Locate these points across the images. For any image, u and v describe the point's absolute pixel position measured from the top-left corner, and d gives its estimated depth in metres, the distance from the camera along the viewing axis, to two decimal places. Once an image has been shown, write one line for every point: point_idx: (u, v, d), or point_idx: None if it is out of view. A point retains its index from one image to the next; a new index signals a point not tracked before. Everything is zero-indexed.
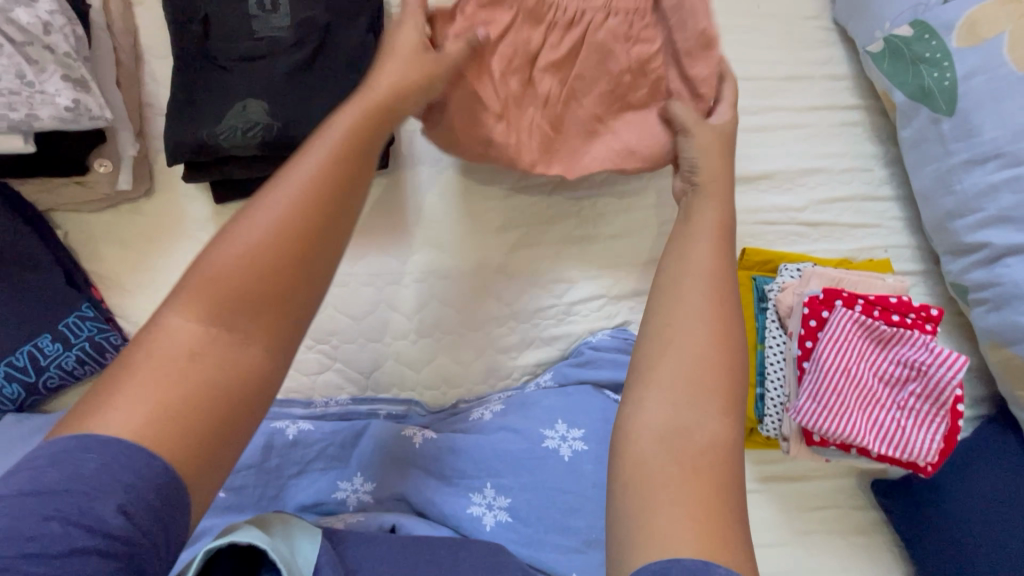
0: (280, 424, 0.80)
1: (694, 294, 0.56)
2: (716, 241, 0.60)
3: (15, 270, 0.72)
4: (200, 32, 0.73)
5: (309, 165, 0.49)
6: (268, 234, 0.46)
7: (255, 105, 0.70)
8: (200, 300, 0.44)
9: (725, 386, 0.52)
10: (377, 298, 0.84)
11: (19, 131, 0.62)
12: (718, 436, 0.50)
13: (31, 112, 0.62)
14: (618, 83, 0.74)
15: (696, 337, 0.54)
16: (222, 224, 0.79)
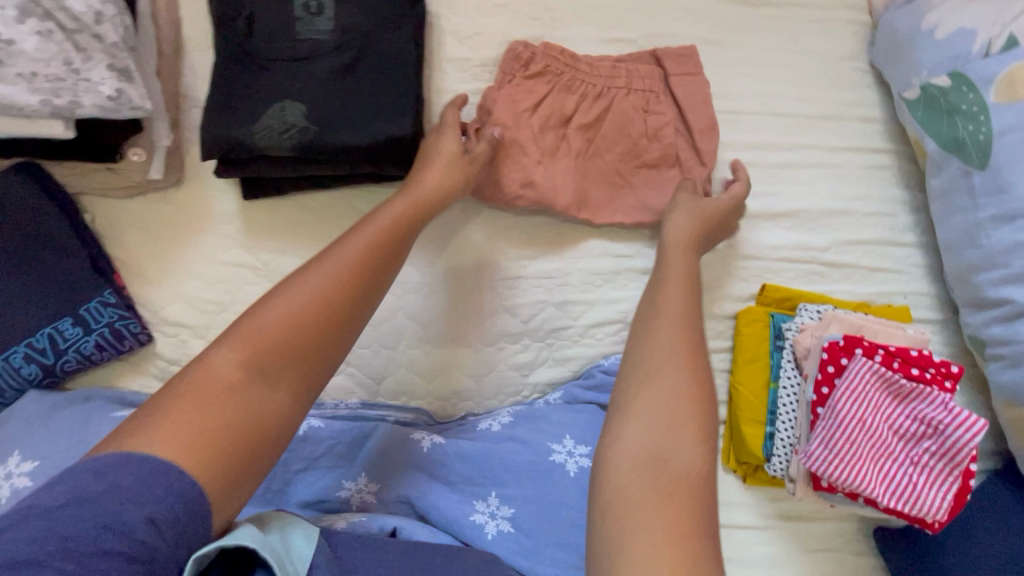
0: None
1: (669, 342, 0.60)
2: (684, 292, 0.65)
3: (43, 252, 0.73)
4: (244, 30, 0.74)
5: (355, 243, 0.59)
6: (314, 293, 0.54)
7: (293, 107, 0.71)
8: (247, 343, 0.50)
9: (696, 423, 0.55)
10: (394, 305, 0.85)
11: (61, 117, 0.63)
12: (688, 468, 0.52)
13: (75, 99, 0.62)
14: (635, 143, 0.84)
15: (670, 379, 0.57)
16: (248, 220, 0.79)
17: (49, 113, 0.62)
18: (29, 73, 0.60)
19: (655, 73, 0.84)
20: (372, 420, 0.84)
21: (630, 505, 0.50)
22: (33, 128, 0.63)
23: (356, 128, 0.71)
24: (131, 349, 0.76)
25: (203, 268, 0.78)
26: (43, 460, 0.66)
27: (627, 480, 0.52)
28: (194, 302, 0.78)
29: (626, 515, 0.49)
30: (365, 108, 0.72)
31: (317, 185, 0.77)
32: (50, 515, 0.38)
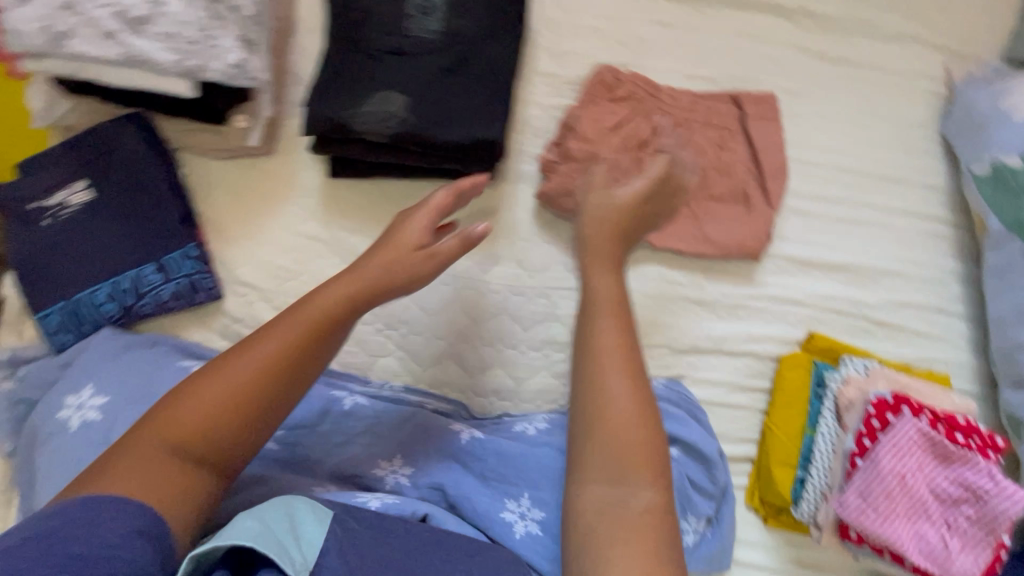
0: (339, 394, 0.85)
1: (607, 386, 0.61)
2: (624, 320, 0.64)
3: (140, 199, 0.77)
4: (357, 21, 0.78)
5: (283, 337, 0.58)
6: (239, 382, 0.55)
7: (395, 98, 0.75)
8: (168, 424, 0.54)
9: (639, 472, 0.58)
10: (452, 298, 0.88)
11: (188, 78, 0.67)
12: (643, 511, 0.56)
13: (204, 63, 0.66)
14: (707, 175, 0.85)
15: (621, 426, 0.59)
16: (328, 197, 0.83)
17: (173, 73, 0.66)
18: (170, 34, 0.65)
19: (733, 112, 0.87)
20: (414, 403, 0.86)
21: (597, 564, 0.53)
22: (160, 85, 0.67)
23: (451, 125, 0.75)
24: (203, 302, 0.79)
25: (281, 235, 0.82)
26: (112, 396, 0.70)
27: (594, 537, 0.55)
28: (267, 267, 0.81)
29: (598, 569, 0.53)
30: (461, 108, 0.76)
31: (400, 175, 0.81)
32: (16, 549, 0.43)
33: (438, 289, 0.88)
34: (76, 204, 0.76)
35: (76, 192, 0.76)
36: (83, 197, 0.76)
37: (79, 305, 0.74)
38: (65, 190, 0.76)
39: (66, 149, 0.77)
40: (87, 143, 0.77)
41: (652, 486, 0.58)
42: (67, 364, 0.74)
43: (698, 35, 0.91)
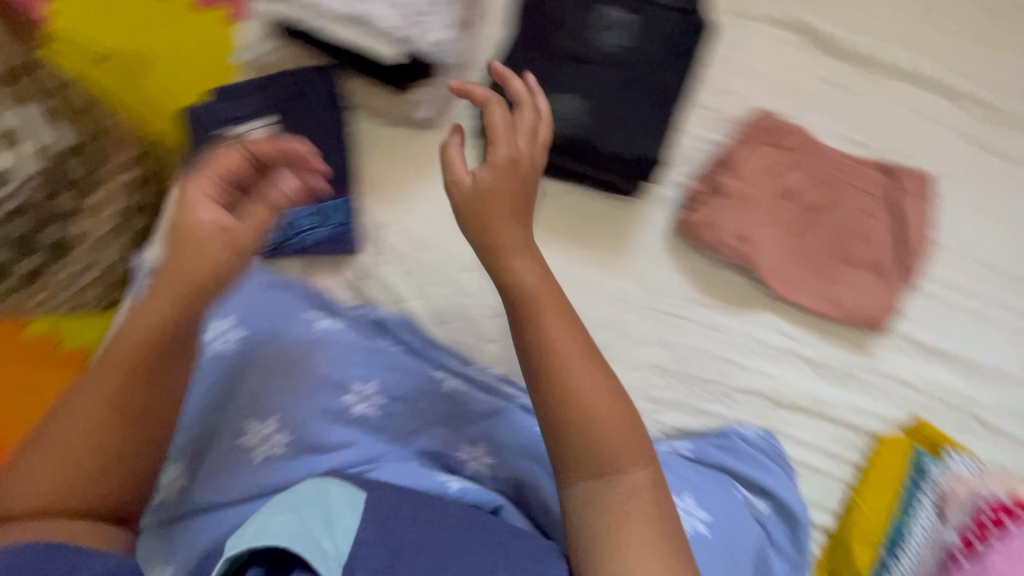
0: (437, 374, 0.83)
1: (566, 371, 0.60)
2: (524, 246, 0.64)
3: (314, 146, 0.83)
4: (548, 21, 0.82)
5: (98, 394, 0.58)
6: (91, 424, 0.58)
7: (571, 103, 0.78)
8: (54, 477, 0.56)
9: (632, 451, 0.60)
10: (566, 300, 0.87)
11: (397, 45, 0.72)
12: (648, 484, 0.59)
13: (414, 34, 0.72)
14: (847, 239, 0.85)
15: (601, 416, 0.59)
16: (477, 179, 0.87)
17: (386, 40, 0.72)
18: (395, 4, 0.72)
19: (885, 183, 0.87)
20: (504, 399, 0.82)
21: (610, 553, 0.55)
22: (370, 45, 0.72)
23: (619, 137, 0.77)
24: (342, 253, 0.86)
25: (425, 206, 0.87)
26: (254, 329, 0.82)
27: (600, 534, 0.57)
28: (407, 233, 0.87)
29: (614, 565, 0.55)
30: (633, 122, 0.77)
31: (543, 174, 0.88)
32: None
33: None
34: (259, 138, 0.83)
35: (258, 127, 0.84)
36: (266, 133, 0.83)
37: None
38: (248, 123, 0.84)
39: (259, 86, 0.85)
40: (280, 84, 0.85)
41: (641, 450, 0.60)
42: (224, 289, 0.84)
43: (861, 101, 0.92)
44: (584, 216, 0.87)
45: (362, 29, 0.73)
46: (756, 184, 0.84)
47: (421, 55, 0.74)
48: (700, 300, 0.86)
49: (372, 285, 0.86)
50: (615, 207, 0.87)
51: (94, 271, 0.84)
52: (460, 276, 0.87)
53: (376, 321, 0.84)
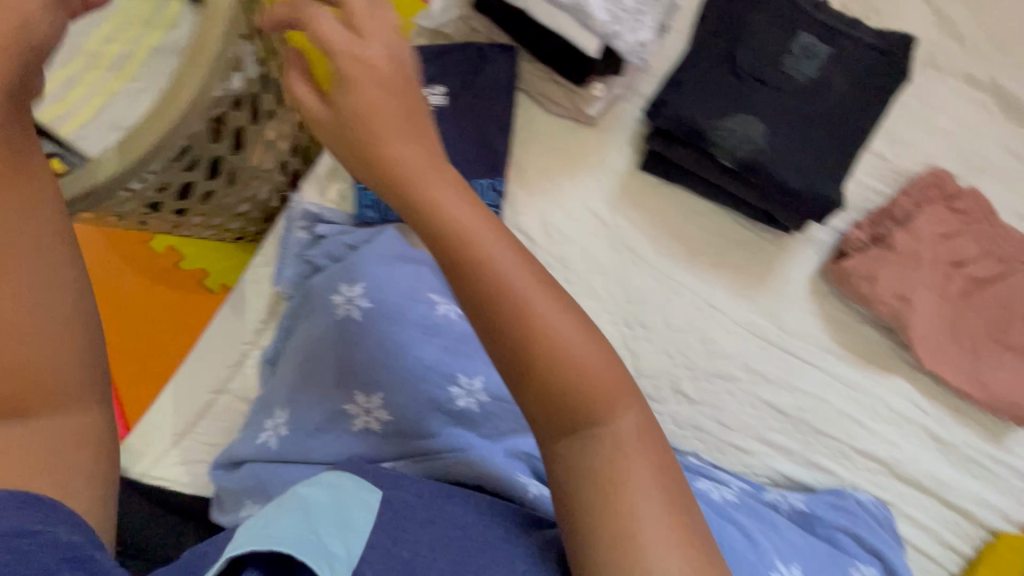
0: None
1: (517, 299, 0.44)
2: (437, 157, 0.46)
3: (479, 121, 0.83)
4: (741, 40, 0.80)
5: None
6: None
7: (755, 124, 0.75)
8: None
9: (606, 397, 0.45)
10: (694, 322, 0.84)
11: (601, 39, 0.69)
12: (642, 422, 0.46)
13: (621, 31, 0.69)
14: (1010, 323, 0.80)
15: (569, 365, 0.44)
16: (627, 184, 0.86)
17: (594, 30, 0.68)
18: None
19: None
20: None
21: (612, 543, 0.42)
22: (573, 34, 0.69)
23: (797, 170, 0.74)
24: None
25: (571, 202, 0.86)
26: (377, 300, 0.79)
27: (591, 523, 0.43)
28: (548, 223, 0.86)
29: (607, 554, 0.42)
30: (812, 159, 0.75)
31: (694, 193, 0.85)
32: None
33: (683, 308, 0.84)
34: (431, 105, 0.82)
35: (434, 93, 0.82)
36: (440, 101, 0.82)
37: None
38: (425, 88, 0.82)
39: (434, 52, 0.82)
40: (460, 54, 0.82)
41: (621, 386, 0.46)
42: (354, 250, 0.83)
43: None
44: (727, 242, 0.85)
45: (567, 13, 0.68)
46: (925, 245, 0.79)
47: (619, 52, 0.71)
48: (834, 351, 0.82)
49: None
50: (761, 240, 0.85)
51: (242, 204, 0.84)
52: (590, 276, 0.85)
53: None
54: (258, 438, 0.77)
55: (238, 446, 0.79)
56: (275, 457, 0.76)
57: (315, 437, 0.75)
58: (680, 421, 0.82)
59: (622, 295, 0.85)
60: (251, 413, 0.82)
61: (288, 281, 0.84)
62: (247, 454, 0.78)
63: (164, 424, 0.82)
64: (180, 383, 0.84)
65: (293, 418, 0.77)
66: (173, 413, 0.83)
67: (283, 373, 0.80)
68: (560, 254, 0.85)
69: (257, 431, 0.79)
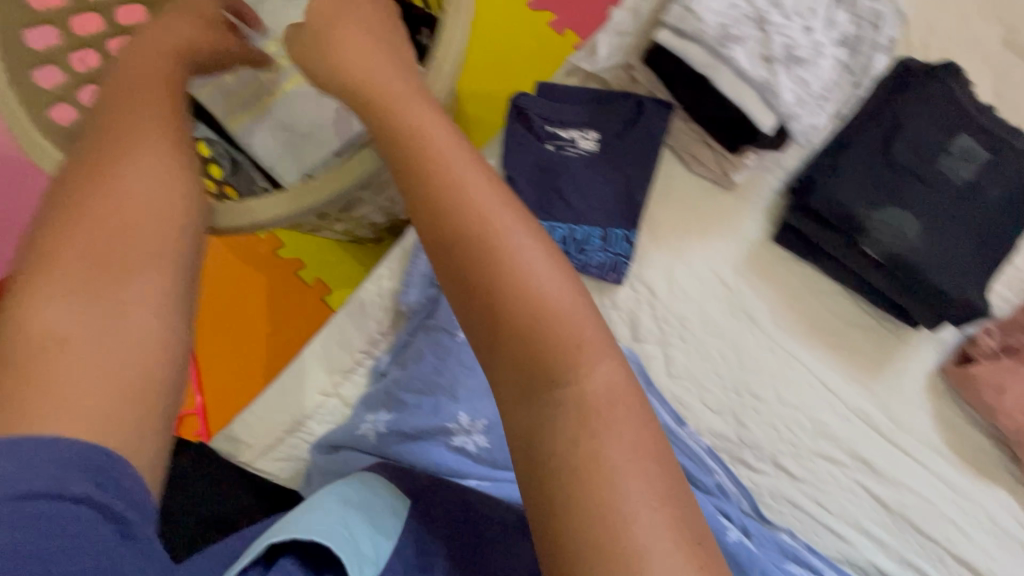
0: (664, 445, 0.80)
1: (507, 245, 0.44)
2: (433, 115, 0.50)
3: (624, 170, 0.83)
4: (903, 130, 0.78)
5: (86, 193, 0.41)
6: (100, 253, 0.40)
7: (907, 221, 0.75)
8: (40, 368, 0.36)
9: (591, 361, 0.42)
10: (806, 401, 0.83)
11: (780, 118, 0.69)
12: (623, 380, 0.42)
13: (801, 114, 0.69)
14: None
15: (536, 307, 0.42)
16: (756, 253, 0.87)
17: (775, 108, 0.68)
18: (800, 76, 0.67)
19: None
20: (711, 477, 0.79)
21: (598, 522, 0.36)
22: (752, 110, 0.69)
23: (943, 273, 0.74)
24: (608, 280, 0.84)
25: (697, 263, 0.87)
26: None
27: (569, 502, 0.37)
28: (672, 279, 0.87)
29: (587, 530, 0.36)
30: (959, 263, 0.75)
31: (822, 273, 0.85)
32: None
33: (796, 385, 0.83)
34: (583, 150, 0.83)
35: (587, 138, 0.83)
36: (591, 146, 0.83)
37: None
38: (580, 132, 0.83)
39: (592, 98, 0.84)
40: (618, 105, 0.83)
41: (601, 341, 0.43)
42: None
43: None
44: (849, 326, 0.85)
45: (753, 88, 0.68)
46: None
47: (790, 132, 0.71)
48: (942, 452, 0.81)
49: (616, 318, 0.87)
50: (883, 330, 0.84)
51: (377, 215, 0.83)
52: (705, 337, 0.85)
53: None
54: (358, 429, 0.79)
55: (339, 430, 0.81)
56: (371, 448, 0.77)
57: (414, 443, 0.76)
58: (776, 494, 0.81)
59: (736, 362, 0.85)
60: (358, 405, 0.83)
61: (414, 300, 0.85)
62: (345, 440, 0.79)
63: (275, 418, 0.85)
64: (294, 374, 0.86)
65: (397, 418, 0.79)
66: (284, 411, 0.85)
67: (396, 379, 0.81)
68: (678, 311, 0.86)
69: (358, 421, 0.81)
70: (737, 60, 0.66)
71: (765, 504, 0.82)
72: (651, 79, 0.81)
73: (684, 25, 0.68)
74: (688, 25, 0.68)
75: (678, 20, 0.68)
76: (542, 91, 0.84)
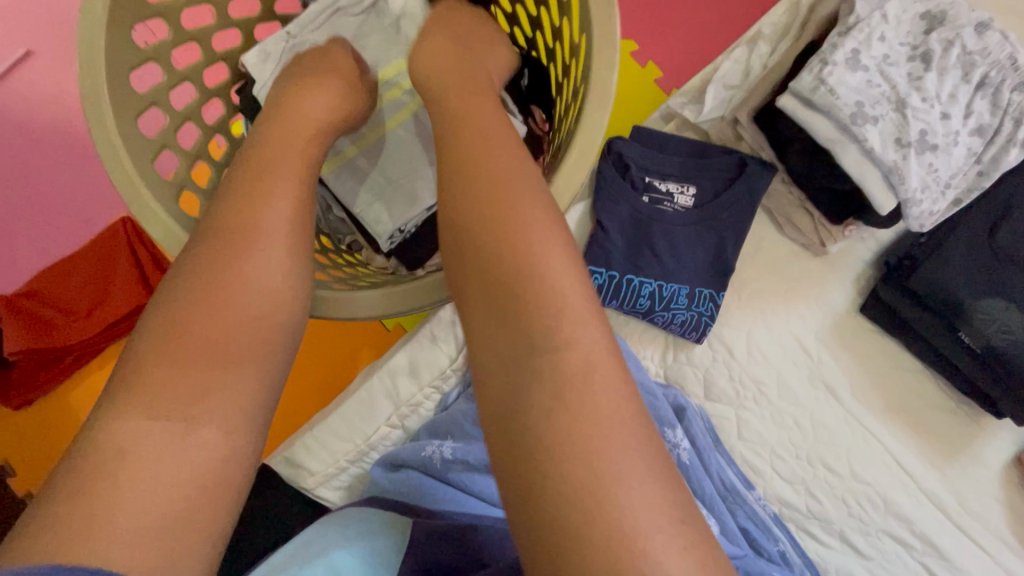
0: (732, 508, 0.79)
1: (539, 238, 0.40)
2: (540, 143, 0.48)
3: (720, 226, 0.81)
4: (1007, 215, 0.76)
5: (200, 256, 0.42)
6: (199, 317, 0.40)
7: (1013, 313, 0.74)
8: (129, 455, 0.35)
9: (577, 321, 0.38)
10: (877, 478, 0.82)
11: (898, 201, 0.66)
12: (608, 347, 0.38)
13: (921, 199, 0.66)
14: None
15: (551, 300, 0.38)
16: (840, 323, 0.85)
17: (899, 192, 0.65)
18: (925, 162, 0.65)
19: None
20: (776, 544, 0.77)
21: (588, 519, 0.32)
22: (871, 190, 0.66)
23: None
24: (688, 338, 0.82)
25: (779, 327, 0.85)
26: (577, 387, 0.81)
27: (560, 494, 0.33)
28: (751, 341, 0.85)
29: (579, 531, 0.32)
30: None
31: (908, 349, 0.84)
32: None
33: (868, 460, 0.83)
34: (679, 205, 0.81)
35: (685, 193, 0.81)
36: (688, 202, 0.81)
37: (627, 284, 0.79)
38: (678, 185, 0.81)
39: (691, 151, 0.82)
40: (719, 162, 0.81)
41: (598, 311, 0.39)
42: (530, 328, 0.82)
43: None
44: (925, 406, 0.84)
45: (877, 168, 0.65)
46: None
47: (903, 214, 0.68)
48: (1007, 542, 0.81)
49: (690, 374, 0.86)
50: (960, 414, 0.84)
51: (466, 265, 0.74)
52: (780, 404, 0.84)
53: (680, 409, 0.82)
54: (424, 450, 0.78)
55: (404, 449, 0.81)
56: (434, 472, 0.77)
57: (477, 476, 0.76)
58: (839, 570, 0.80)
59: (809, 431, 0.83)
60: (421, 432, 0.83)
61: None
62: (410, 459, 0.78)
63: (338, 445, 0.84)
64: (359, 401, 0.84)
65: (464, 447, 0.78)
66: (347, 440, 0.84)
67: (464, 413, 0.81)
68: (755, 374, 0.84)
69: (424, 442, 0.80)
70: (868, 140, 0.64)
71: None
72: (757, 138, 0.78)
73: (816, 96, 0.65)
74: (821, 97, 0.65)
75: (811, 90, 0.66)
76: (638, 135, 0.83)
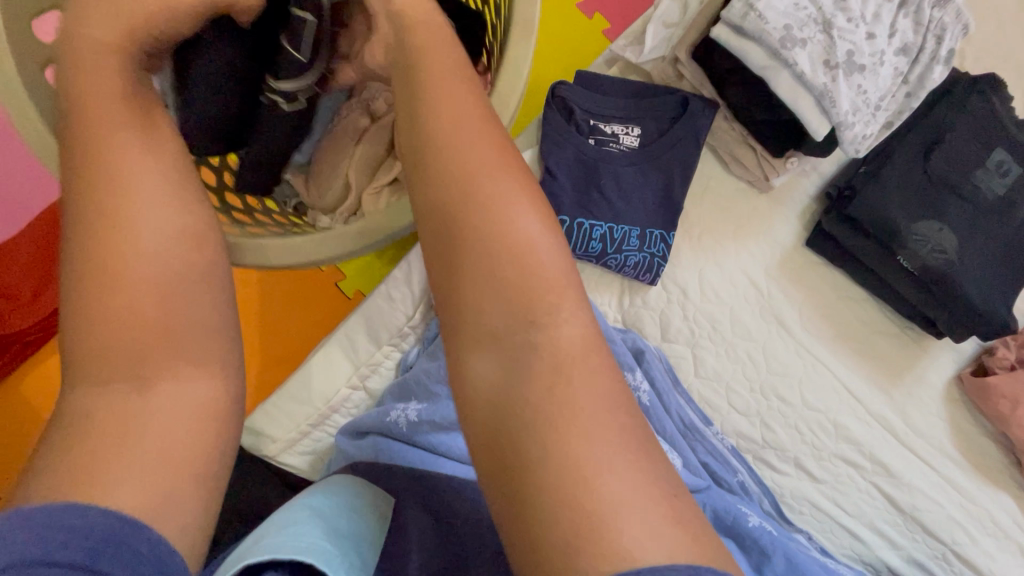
0: (698, 444, 0.79)
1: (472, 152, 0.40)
2: None
3: (666, 161, 0.81)
4: (936, 140, 0.79)
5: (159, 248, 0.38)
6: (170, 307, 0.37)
7: (948, 235, 0.77)
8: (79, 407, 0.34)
9: (524, 248, 0.37)
10: (828, 405, 0.85)
11: (832, 125, 0.67)
12: (538, 246, 0.37)
13: (853, 122, 0.67)
14: None
15: (488, 201, 0.38)
16: (790, 257, 0.87)
17: (831, 115, 0.66)
18: (854, 84, 0.66)
19: None
20: (735, 475, 0.78)
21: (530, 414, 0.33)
22: (805, 115, 0.67)
23: (972, 284, 0.77)
24: (642, 281, 0.83)
25: (730, 264, 0.86)
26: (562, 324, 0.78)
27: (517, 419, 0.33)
28: (705, 280, 0.86)
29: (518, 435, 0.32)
30: (984, 272, 0.77)
31: (859, 279, 0.85)
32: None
33: (820, 388, 0.85)
34: (625, 145, 0.82)
35: (630, 134, 0.82)
36: (633, 143, 0.82)
37: (580, 229, 0.79)
38: (622, 127, 0.82)
39: (635, 92, 0.83)
40: (663, 101, 0.82)
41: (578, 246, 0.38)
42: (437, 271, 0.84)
43: None
44: (871, 335, 0.87)
45: (811, 93, 0.66)
46: None
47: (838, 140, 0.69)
48: (954, 458, 0.84)
49: (647, 318, 0.86)
50: (904, 339, 0.87)
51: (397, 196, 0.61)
52: (734, 339, 0.85)
53: (640, 351, 0.81)
54: (389, 416, 0.73)
55: (368, 414, 0.76)
56: (400, 436, 0.71)
57: (444, 435, 0.70)
58: (797, 495, 0.83)
59: (763, 364, 0.85)
60: (387, 396, 0.80)
61: None
62: (374, 424, 0.73)
63: (299, 411, 0.83)
64: (320, 369, 0.83)
65: (430, 407, 0.72)
66: (308, 404, 0.83)
67: (426, 371, 0.76)
68: (709, 313, 0.85)
69: (388, 407, 0.75)
70: (798, 63, 0.65)
71: (785, 504, 0.83)
72: (696, 75, 0.80)
73: (746, 22, 0.65)
74: (751, 23, 0.65)
75: (741, 17, 0.66)
76: (582, 80, 0.82)
